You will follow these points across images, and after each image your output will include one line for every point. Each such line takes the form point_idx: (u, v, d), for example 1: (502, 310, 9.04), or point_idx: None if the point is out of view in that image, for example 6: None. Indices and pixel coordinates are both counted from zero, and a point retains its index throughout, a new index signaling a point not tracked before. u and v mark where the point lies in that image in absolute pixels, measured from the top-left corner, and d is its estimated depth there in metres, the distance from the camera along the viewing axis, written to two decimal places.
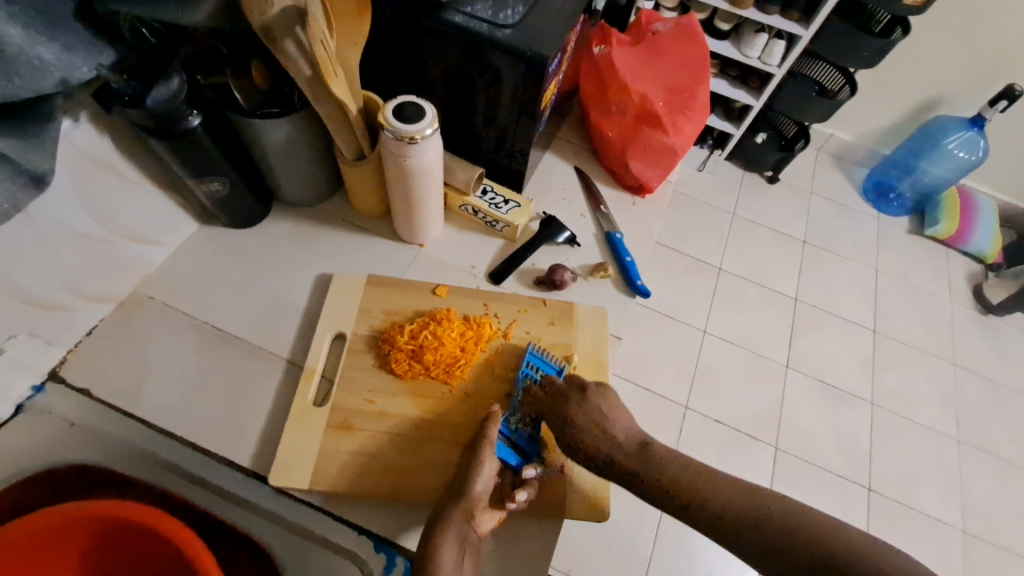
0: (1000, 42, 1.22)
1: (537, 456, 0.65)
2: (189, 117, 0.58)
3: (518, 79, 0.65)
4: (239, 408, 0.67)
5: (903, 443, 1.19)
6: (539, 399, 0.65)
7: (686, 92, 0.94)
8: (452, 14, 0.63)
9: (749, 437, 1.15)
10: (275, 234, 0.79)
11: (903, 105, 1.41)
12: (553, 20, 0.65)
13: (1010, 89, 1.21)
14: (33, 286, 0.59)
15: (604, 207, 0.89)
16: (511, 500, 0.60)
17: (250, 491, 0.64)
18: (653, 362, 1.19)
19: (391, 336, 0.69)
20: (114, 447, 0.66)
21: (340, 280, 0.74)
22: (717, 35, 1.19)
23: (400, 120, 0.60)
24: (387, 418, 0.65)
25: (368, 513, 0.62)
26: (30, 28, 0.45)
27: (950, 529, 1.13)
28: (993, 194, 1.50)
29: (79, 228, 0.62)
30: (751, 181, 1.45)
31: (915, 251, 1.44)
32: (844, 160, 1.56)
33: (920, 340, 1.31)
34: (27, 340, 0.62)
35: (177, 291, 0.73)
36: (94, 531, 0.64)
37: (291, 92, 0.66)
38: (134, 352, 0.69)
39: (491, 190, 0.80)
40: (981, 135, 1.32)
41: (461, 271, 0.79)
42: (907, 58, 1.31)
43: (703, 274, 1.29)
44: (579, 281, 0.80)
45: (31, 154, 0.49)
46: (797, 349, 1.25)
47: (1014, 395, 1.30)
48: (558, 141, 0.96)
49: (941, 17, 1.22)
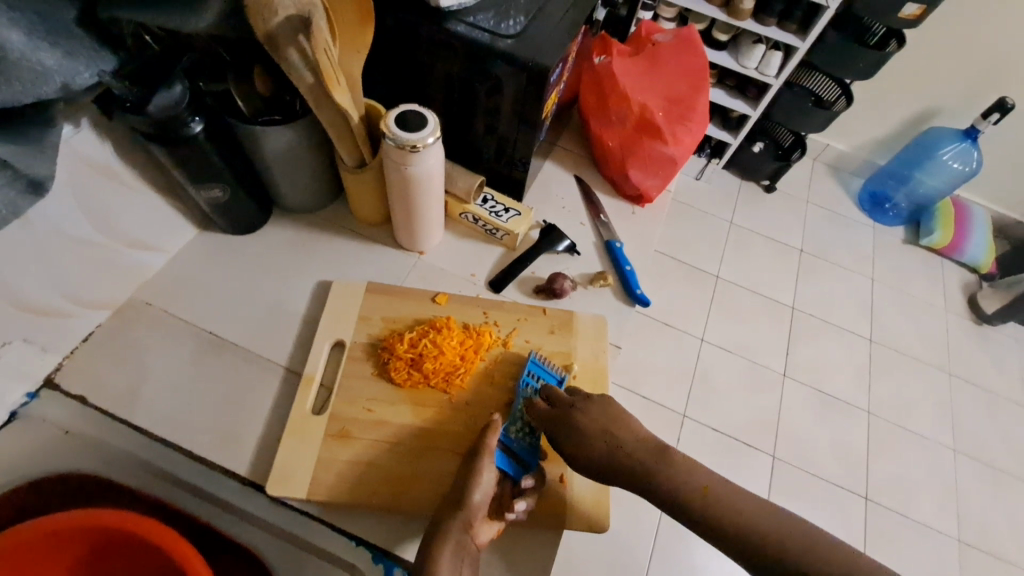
0: (993, 55, 1.23)
1: (536, 466, 0.64)
2: (191, 122, 0.58)
3: (520, 88, 0.65)
4: (235, 416, 0.66)
5: (899, 453, 1.20)
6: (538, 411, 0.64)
7: (686, 102, 0.95)
8: (455, 24, 0.63)
9: (746, 446, 1.15)
10: (274, 241, 0.78)
11: (898, 117, 1.42)
12: (555, 30, 0.65)
13: (1002, 102, 1.23)
14: (31, 293, 0.59)
15: (604, 215, 0.89)
16: (509, 510, 0.60)
17: (248, 500, 0.64)
18: (651, 370, 1.20)
19: (391, 344, 0.69)
20: (110, 454, 0.66)
21: (340, 287, 0.73)
22: (716, 45, 1.20)
23: (402, 128, 0.60)
24: (387, 426, 0.64)
25: (366, 523, 0.62)
26: (33, 34, 0.46)
27: (945, 538, 1.14)
28: (986, 205, 1.52)
29: (77, 235, 0.61)
30: (749, 190, 1.46)
31: (909, 260, 1.45)
32: (840, 170, 1.57)
33: (916, 349, 1.32)
34: (22, 346, 0.62)
35: (175, 297, 0.72)
36: (86, 539, 0.63)
37: (292, 100, 0.67)
38: (130, 359, 0.68)
39: (491, 198, 0.80)
40: (975, 147, 1.34)
41: (461, 279, 0.79)
42: (902, 70, 1.33)
43: (700, 281, 1.29)
44: (578, 290, 0.80)
45: (31, 160, 0.49)
46: (793, 358, 1.25)
47: (1007, 404, 1.31)
48: (558, 150, 0.96)
49: (935, 30, 1.24)
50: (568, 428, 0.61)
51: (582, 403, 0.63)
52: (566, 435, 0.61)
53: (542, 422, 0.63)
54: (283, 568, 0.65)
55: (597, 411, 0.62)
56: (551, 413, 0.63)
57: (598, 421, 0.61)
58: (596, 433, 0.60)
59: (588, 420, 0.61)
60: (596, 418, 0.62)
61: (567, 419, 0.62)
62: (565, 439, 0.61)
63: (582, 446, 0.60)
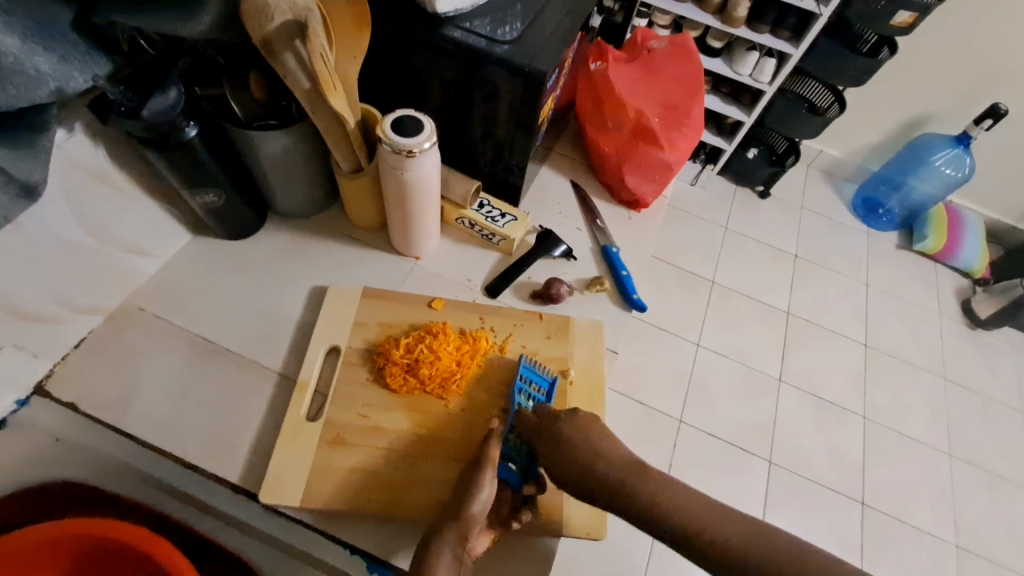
0: (985, 60, 1.25)
1: (536, 473, 0.62)
2: (186, 127, 0.58)
3: (516, 94, 0.65)
4: (229, 422, 0.65)
5: (895, 457, 1.20)
6: (529, 423, 0.61)
7: (681, 108, 0.94)
8: (451, 30, 0.64)
9: (744, 452, 1.14)
10: (269, 246, 0.78)
11: (891, 123, 1.43)
12: (550, 36, 0.65)
13: (996, 108, 1.24)
14: (23, 298, 0.58)
15: (600, 221, 0.90)
16: (514, 521, 0.60)
17: (240, 509, 0.64)
18: (647, 374, 1.19)
19: (387, 349, 0.68)
20: (102, 461, 0.66)
21: (335, 293, 0.73)
22: (710, 52, 1.21)
23: (398, 133, 0.60)
24: (382, 433, 0.64)
25: (361, 532, 0.61)
26: (28, 38, 0.45)
27: (945, 545, 1.14)
28: (979, 211, 1.53)
29: (68, 238, 0.60)
30: (744, 196, 1.46)
31: (904, 266, 1.46)
32: (833, 176, 1.58)
33: (911, 354, 1.33)
34: (14, 352, 0.61)
35: (168, 303, 0.72)
36: (76, 548, 0.62)
37: (288, 105, 0.67)
38: (122, 364, 0.67)
39: (487, 204, 0.80)
40: (967, 153, 1.35)
41: (457, 284, 0.78)
42: (895, 77, 1.34)
43: (697, 287, 1.29)
44: (574, 295, 0.80)
45: (24, 164, 0.49)
46: (789, 364, 1.25)
47: (1002, 408, 1.31)
48: (554, 155, 0.97)
49: (927, 37, 1.25)
50: (551, 443, 0.58)
51: (569, 423, 0.59)
52: (547, 455, 0.58)
53: (529, 438, 0.61)
54: (273, 569, 0.65)
55: (584, 434, 0.57)
56: (534, 431, 0.60)
57: (579, 443, 0.57)
58: (579, 447, 0.56)
59: (572, 436, 0.57)
60: (583, 438, 0.58)
61: (550, 436, 0.58)
62: (548, 462, 0.57)
63: (559, 470, 0.56)
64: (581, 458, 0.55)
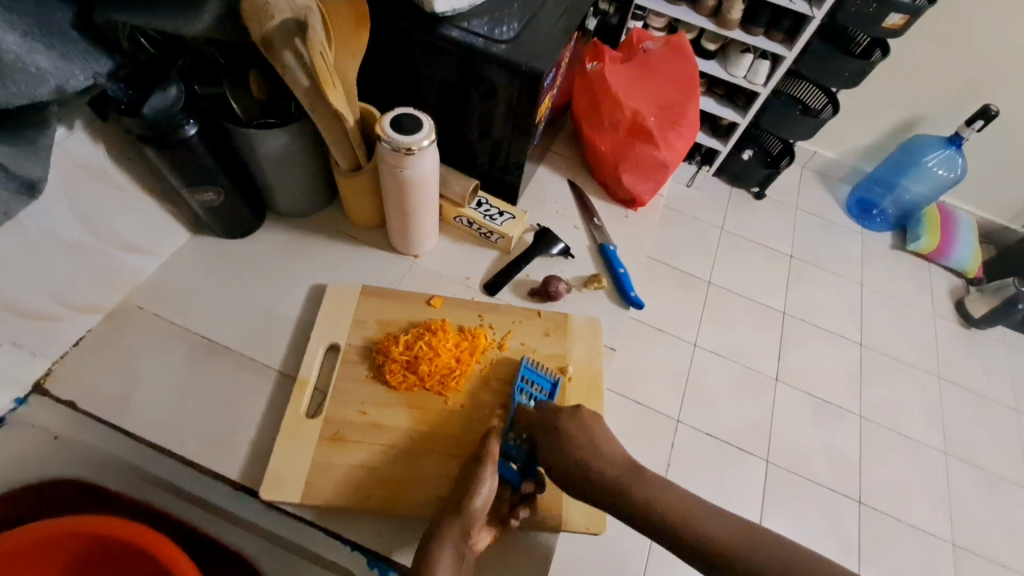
0: (975, 62, 1.26)
1: (535, 472, 0.62)
2: (186, 125, 0.58)
3: (514, 92, 0.66)
4: (228, 420, 0.65)
5: (892, 455, 1.21)
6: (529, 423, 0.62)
7: (676, 109, 0.95)
8: (449, 29, 0.64)
9: (741, 452, 1.15)
10: (267, 245, 0.78)
11: (885, 124, 1.45)
12: (546, 36, 0.66)
13: (987, 109, 1.26)
14: (21, 297, 0.58)
15: (598, 219, 0.90)
16: (513, 519, 0.60)
17: (240, 505, 0.63)
18: (644, 375, 1.20)
19: (386, 346, 0.69)
20: (99, 459, 0.66)
21: (335, 291, 0.73)
22: (704, 55, 1.22)
23: (397, 131, 0.61)
24: (383, 430, 0.64)
25: (362, 528, 0.61)
26: (28, 36, 0.45)
27: (940, 542, 1.14)
28: (972, 211, 1.54)
29: (69, 237, 0.61)
30: (739, 197, 1.47)
31: (898, 266, 1.47)
32: (828, 177, 1.59)
33: (906, 353, 1.34)
34: (11, 350, 0.61)
35: (167, 302, 0.72)
36: (76, 546, 0.63)
37: (287, 104, 0.67)
38: (121, 363, 0.67)
39: (486, 202, 0.81)
40: (959, 154, 1.37)
41: (455, 282, 0.79)
42: (887, 79, 1.36)
43: (693, 288, 1.30)
44: (573, 292, 0.81)
45: (25, 161, 0.49)
46: (785, 363, 1.26)
47: (997, 407, 1.32)
48: (551, 154, 0.98)
49: (917, 40, 1.27)
50: (550, 441, 0.58)
51: (569, 425, 0.58)
52: (547, 454, 0.58)
53: (530, 432, 0.61)
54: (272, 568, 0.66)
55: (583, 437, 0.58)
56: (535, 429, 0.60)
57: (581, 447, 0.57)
58: (578, 443, 0.56)
59: (572, 429, 0.58)
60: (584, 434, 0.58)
61: (550, 433, 0.58)
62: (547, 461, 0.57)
63: (558, 469, 0.56)
64: (580, 457, 0.55)
